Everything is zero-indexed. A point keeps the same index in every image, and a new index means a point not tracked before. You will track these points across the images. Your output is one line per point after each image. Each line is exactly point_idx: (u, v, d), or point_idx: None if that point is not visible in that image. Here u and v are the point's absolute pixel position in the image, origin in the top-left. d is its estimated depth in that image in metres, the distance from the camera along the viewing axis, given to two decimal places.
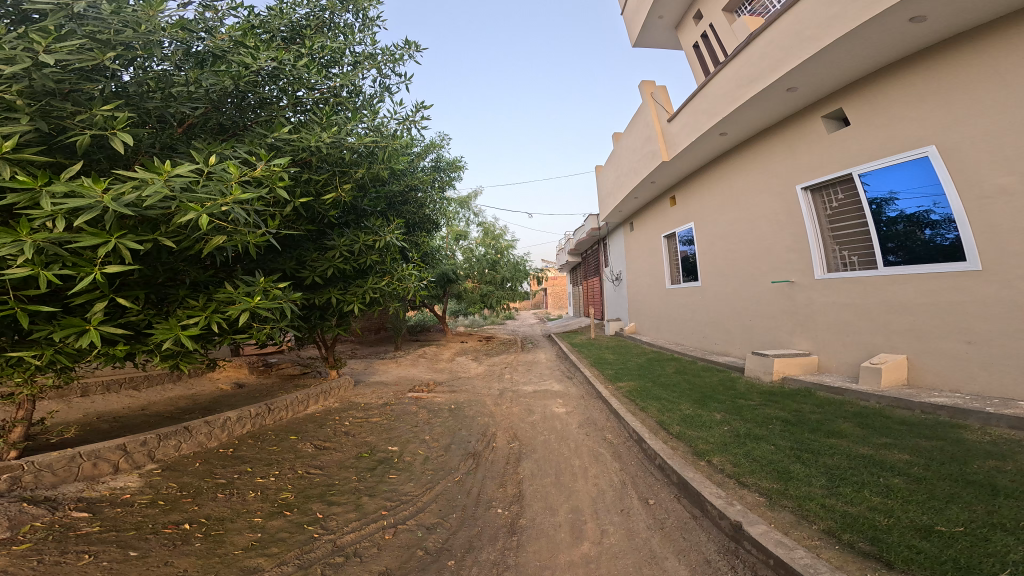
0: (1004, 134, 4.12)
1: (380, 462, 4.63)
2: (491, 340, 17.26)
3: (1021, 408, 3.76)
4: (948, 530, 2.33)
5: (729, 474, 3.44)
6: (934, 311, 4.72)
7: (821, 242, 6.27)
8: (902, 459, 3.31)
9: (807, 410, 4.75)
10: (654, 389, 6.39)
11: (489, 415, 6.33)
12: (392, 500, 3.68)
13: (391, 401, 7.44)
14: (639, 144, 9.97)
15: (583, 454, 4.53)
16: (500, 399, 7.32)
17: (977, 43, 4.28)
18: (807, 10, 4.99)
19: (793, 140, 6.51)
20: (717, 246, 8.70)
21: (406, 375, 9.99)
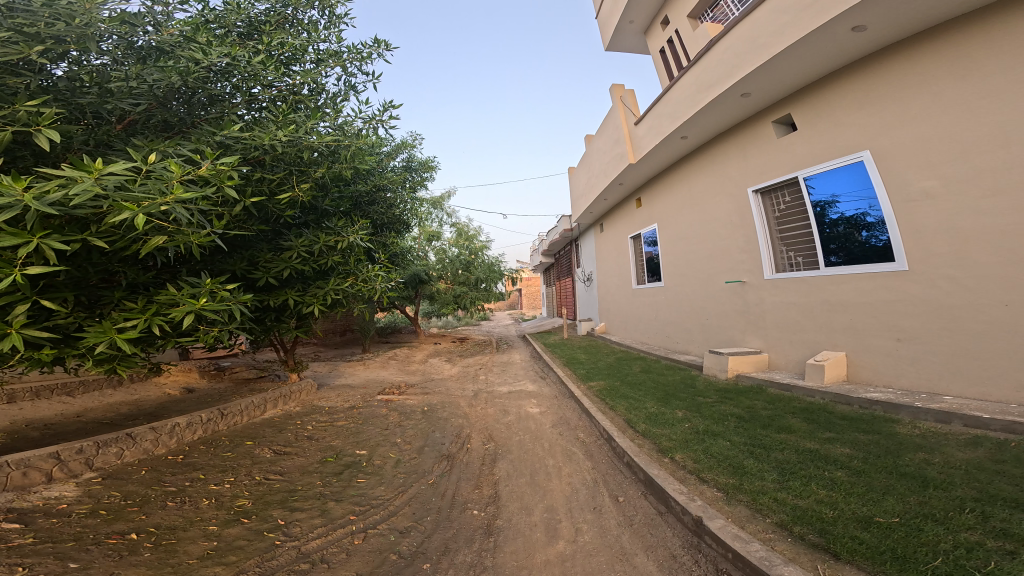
0: (927, 140, 4.48)
1: (347, 466, 4.52)
2: (464, 341, 17.19)
3: (944, 402, 4.11)
4: (886, 522, 2.52)
5: (690, 471, 3.58)
6: (871, 311, 5.09)
7: (771, 243, 6.64)
8: (844, 453, 3.56)
9: (759, 406, 5.01)
10: (622, 387, 6.58)
11: (463, 416, 6.31)
12: (360, 505, 3.60)
13: (358, 404, 7.27)
14: (608, 146, 10.19)
15: (556, 454, 4.60)
16: (475, 400, 7.31)
17: (908, 53, 4.59)
18: (762, 18, 5.23)
19: (746, 142, 6.84)
20: (678, 249, 8.99)
21: (375, 378, 9.79)
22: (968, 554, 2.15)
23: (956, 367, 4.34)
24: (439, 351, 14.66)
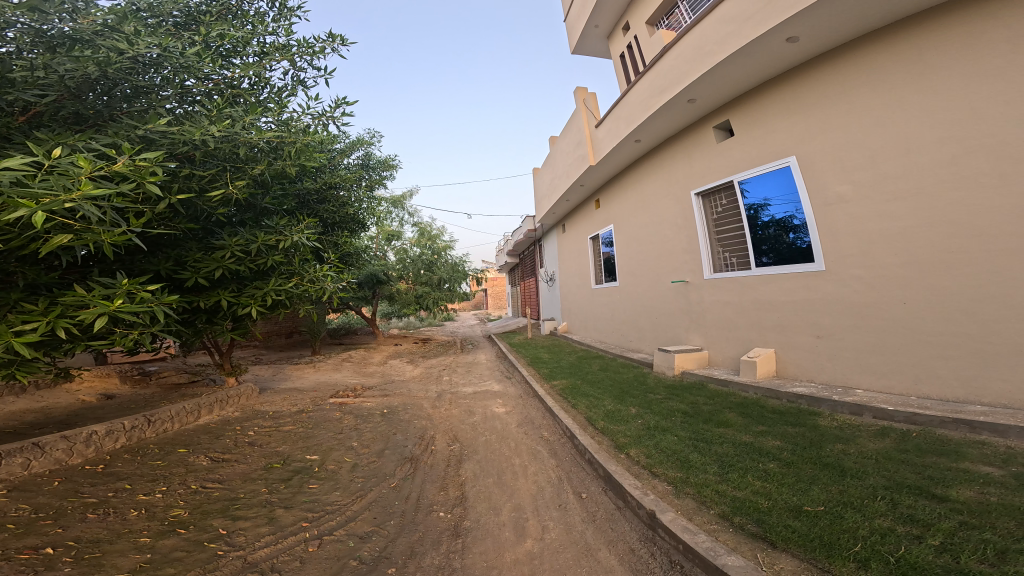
0: (843, 148, 4.93)
1: (296, 472, 4.32)
2: (427, 341, 16.89)
3: (856, 396, 4.55)
4: (813, 510, 2.76)
5: (643, 466, 3.73)
6: (795, 309, 5.53)
7: (710, 244, 7.02)
8: (775, 445, 3.86)
9: (703, 402, 5.30)
10: (584, 385, 6.75)
11: (426, 418, 6.21)
12: (313, 511, 3.46)
13: (307, 408, 6.96)
14: (571, 149, 10.38)
15: (521, 453, 4.64)
16: (438, 401, 7.20)
17: (833, 67, 4.98)
18: (708, 28, 5.49)
19: (690, 147, 7.21)
20: (633, 249, 9.29)
21: (328, 381, 9.40)
22: (883, 539, 2.38)
23: (866, 362, 4.80)
24: (399, 351, 14.31)
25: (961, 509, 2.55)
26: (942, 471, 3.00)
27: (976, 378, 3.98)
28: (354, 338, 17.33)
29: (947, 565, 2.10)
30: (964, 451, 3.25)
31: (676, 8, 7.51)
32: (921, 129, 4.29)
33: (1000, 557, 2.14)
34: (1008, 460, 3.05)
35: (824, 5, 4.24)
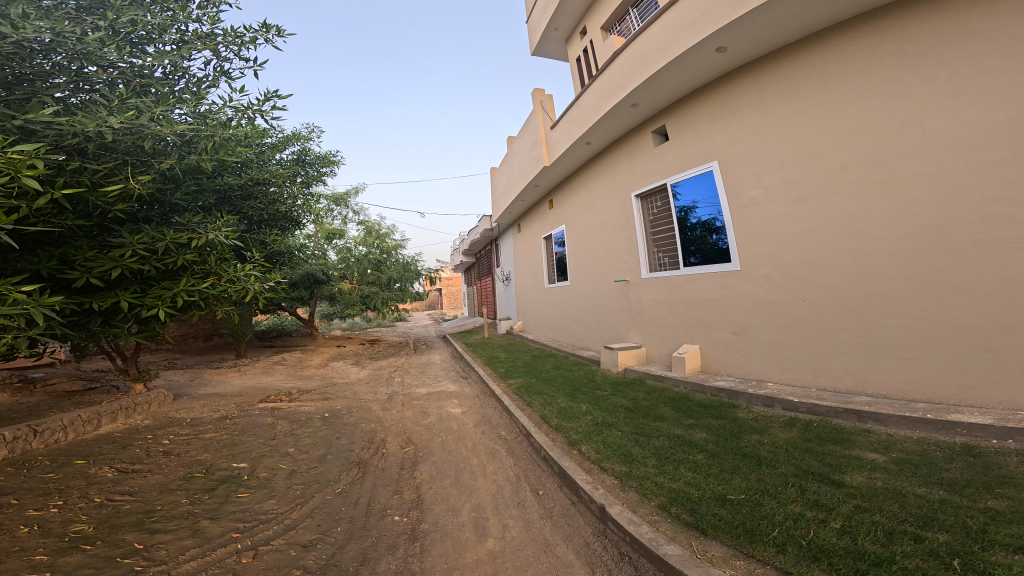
0: (759, 154, 5.38)
1: (221, 481, 3.99)
2: (376, 342, 16.30)
3: (767, 389, 4.98)
4: (736, 498, 2.97)
5: (592, 461, 3.85)
6: (717, 308, 5.96)
7: (647, 245, 7.38)
8: (702, 437, 4.13)
9: (642, 397, 5.56)
10: (538, 384, 6.83)
11: (375, 421, 5.98)
12: (246, 521, 3.21)
13: (231, 414, 6.44)
14: (528, 149, 10.46)
15: (480, 452, 4.61)
16: (389, 403, 6.96)
17: (757, 77, 5.34)
18: (649, 37, 5.71)
19: (632, 151, 7.52)
20: (582, 249, 9.55)
21: (257, 385, 8.76)
22: (795, 524, 2.60)
23: (776, 357, 5.25)
24: (342, 353, 13.68)
25: (858, 495, 2.84)
26: (842, 459, 3.34)
27: (862, 370, 4.46)
28: (295, 339, 16.37)
29: (848, 547, 2.32)
30: (859, 439, 3.65)
31: (626, 15, 7.83)
32: (818, 139, 4.77)
33: (889, 536, 2.40)
34: (890, 446, 3.46)
35: (747, 19, 4.54)
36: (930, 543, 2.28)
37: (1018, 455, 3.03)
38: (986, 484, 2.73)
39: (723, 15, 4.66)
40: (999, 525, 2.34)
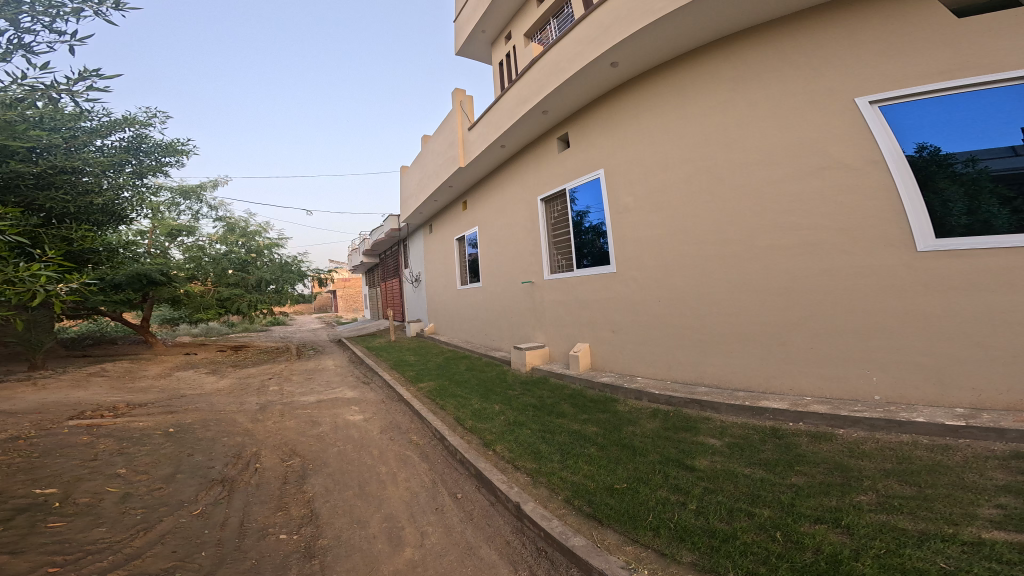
0: (630, 165, 5.82)
1: (20, 509, 2.98)
2: (245, 349, 14.16)
3: (636, 383, 5.39)
4: (621, 486, 3.07)
5: (507, 460, 3.78)
6: (599, 308, 6.36)
7: (549, 247, 7.61)
8: (593, 430, 4.29)
9: (547, 395, 5.68)
10: (451, 386, 6.58)
11: (244, 434, 5.10)
12: (72, 553, 2.46)
13: (25, 433, 4.92)
14: (443, 148, 10.21)
15: (388, 460, 4.23)
16: (262, 415, 6.00)
17: (636, 92, 5.71)
18: (558, 50, 5.81)
19: (540, 157, 7.73)
20: (492, 251, 9.57)
21: (70, 400, 6.87)
22: (664, 508, 2.74)
23: (644, 353, 5.69)
24: (194, 362, 11.45)
25: (703, 477, 3.09)
26: (690, 445, 3.62)
27: (703, 363, 5.02)
28: (136, 347, 13.37)
29: (703, 525, 2.51)
30: (702, 426, 4.03)
31: (547, 24, 8.16)
32: (673, 150, 5.28)
33: (729, 513, 2.62)
34: (724, 431, 3.86)
35: (636, 37, 4.79)
36: (759, 518, 2.54)
37: (807, 434, 3.59)
38: (789, 463, 3.14)
39: (620, 33, 4.86)
40: (802, 498, 2.70)
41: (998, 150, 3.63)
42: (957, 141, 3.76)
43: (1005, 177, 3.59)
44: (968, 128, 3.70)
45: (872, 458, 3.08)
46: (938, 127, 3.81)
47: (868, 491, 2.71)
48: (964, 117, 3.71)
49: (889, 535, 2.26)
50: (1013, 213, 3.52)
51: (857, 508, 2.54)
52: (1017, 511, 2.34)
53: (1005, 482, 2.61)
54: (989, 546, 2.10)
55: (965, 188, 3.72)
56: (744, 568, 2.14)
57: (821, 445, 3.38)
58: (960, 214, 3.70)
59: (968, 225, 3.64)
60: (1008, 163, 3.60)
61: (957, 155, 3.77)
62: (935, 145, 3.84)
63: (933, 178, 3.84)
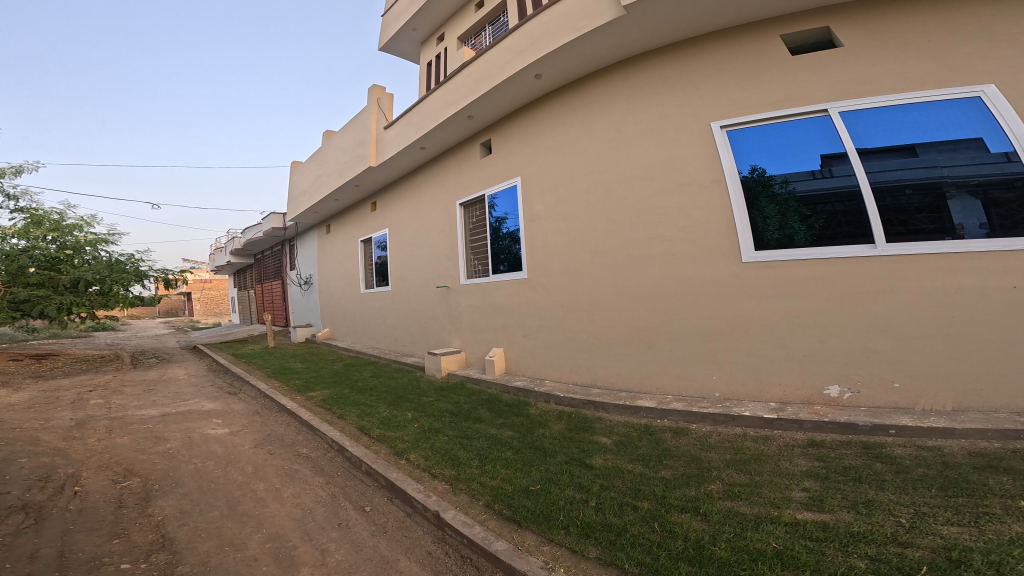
0: (542, 175, 5.77)
1: None
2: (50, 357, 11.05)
3: (547, 385, 5.41)
4: (536, 488, 3.04)
5: (424, 468, 3.46)
6: (506, 314, 6.31)
7: (466, 253, 7.25)
8: (508, 434, 4.15)
9: (463, 400, 5.36)
10: (350, 395, 5.86)
11: (55, 454, 3.89)
12: None
13: None
14: (350, 145, 9.24)
15: (268, 475, 3.60)
16: (80, 432, 4.63)
17: (556, 105, 5.60)
18: (490, 56, 5.52)
19: (461, 162, 7.27)
20: (403, 254, 8.97)
21: None
22: (572, 506, 2.77)
23: (551, 356, 5.64)
24: None
25: (599, 474, 3.21)
26: (588, 445, 3.75)
27: (595, 365, 5.15)
28: None
29: (602, 521, 2.58)
30: (596, 425, 4.20)
31: (483, 31, 8.21)
32: (577, 160, 5.37)
33: (620, 508, 2.75)
34: (612, 430, 4.07)
35: (564, 50, 4.72)
36: (641, 510, 2.69)
37: (670, 430, 3.95)
38: (659, 457, 3.42)
39: (548, 46, 4.76)
40: (670, 490, 2.93)
41: (802, 173, 4.07)
42: (773, 164, 4.20)
43: (808, 198, 4.03)
44: (779, 153, 4.17)
45: (718, 450, 3.47)
46: (759, 151, 4.26)
47: (715, 480, 3.03)
48: (777, 143, 4.18)
49: (735, 520, 2.54)
50: (809, 230, 3.99)
51: (709, 496, 2.83)
52: (817, 492, 2.77)
53: (807, 467, 3.08)
54: (802, 526, 2.44)
55: (779, 207, 4.16)
56: (636, 559, 2.23)
57: (681, 440, 3.73)
58: (773, 229, 4.14)
59: (778, 239, 4.10)
60: (810, 185, 4.04)
61: (774, 176, 4.20)
62: (756, 166, 4.26)
63: (757, 197, 4.24)
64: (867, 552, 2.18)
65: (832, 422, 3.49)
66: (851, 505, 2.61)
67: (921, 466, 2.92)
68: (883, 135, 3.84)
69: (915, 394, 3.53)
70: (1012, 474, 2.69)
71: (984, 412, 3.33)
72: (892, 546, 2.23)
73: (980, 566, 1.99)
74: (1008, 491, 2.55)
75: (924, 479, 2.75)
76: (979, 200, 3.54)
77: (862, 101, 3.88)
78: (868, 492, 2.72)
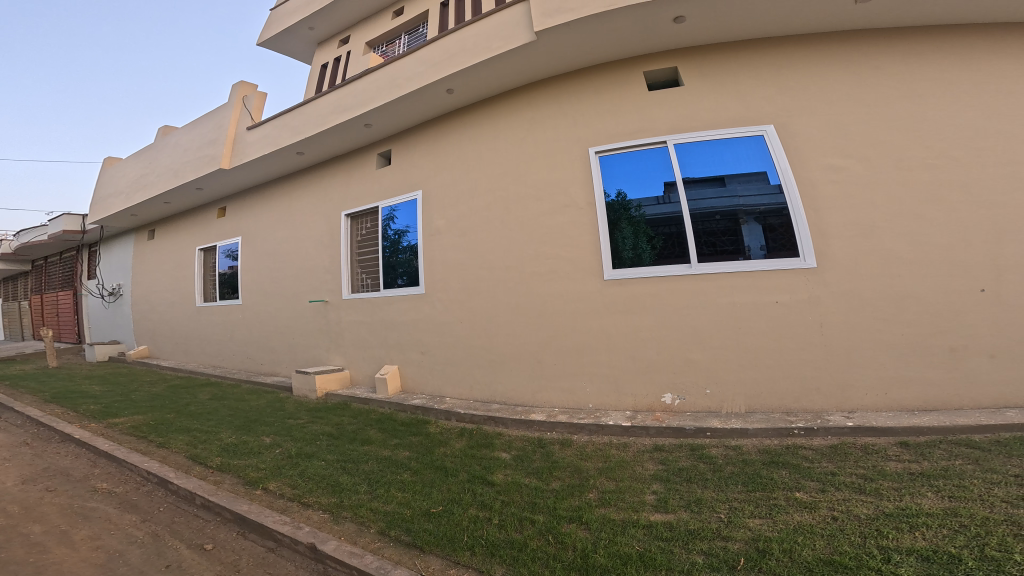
0: (444, 189, 5.84)
1: None
2: None
3: (447, 402, 5.23)
4: (439, 510, 2.82)
5: (291, 498, 3.05)
6: (398, 330, 6.05)
7: (351, 267, 6.76)
8: (405, 455, 3.82)
9: (346, 422, 4.82)
10: (178, 420, 4.99)
11: None
12: None
13: None
14: (195, 142, 7.95)
15: (53, 518, 2.95)
16: None
17: (464, 121, 5.78)
18: (399, 65, 5.52)
19: (352, 169, 6.85)
20: (263, 265, 7.89)
21: None
22: (476, 525, 2.63)
23: (451, 373, 5.55)
24: None
25: (501, 490, 3.14)
26: (490, 461, 3.66)
27: (494, 381, 5.23)
28: None
29: (505, 538, 2.50)
30: (496, 441, 4.14)
31: (397, 38, 8.15)
32: (478, 178, 5.58)
33: (520, 522, 2.70)
34: (511, 445, 4.07)
35: (478, 69, 4.98)
36: (537, 524, 2.68)
37: (557, 441, 4.13)
38: (551, 469, 3.52)
39: (462, 62, 4.97)
40: (560, 500, 3.02)
41: (650, 199, 4.76)
42: (630, 188, 4.85)
43: (653, 220, 4.71)
44: (635, 179, 4.84)
45: (592, 459, 3.74)
46: (620, 178, 4.90)
47: (592, 488, 3.23)
48: (632, 170, 4.86)
49: (609, 526, 2.70)
50: (652, 250, 4.69)
51: (589, 505, 2.98)
52: (663, 494, 3.14)
53: (654, 471, 3.51)
54: (656, 527, 2.71)
55: (634, 228, 4.79)
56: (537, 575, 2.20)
57: (566, 450, 3.93)
58: (628, 249, 4.77)
59: (631, 257, 4.75)
60: (655, 208, 4.72)
61: (631, 201, 4.83)
62: (619, 190, 4.89)
63: (619, 219, 4.85)
64: (702, 548, 2.49)
65: (669, 427, 4.11)
66: (687, 504, 3.00)
67: (730, 464, 3.56)
68: (702, 165, 4.67)
69: (720, 398, 4.43)
70: (786, 468, 3.42)
71: (766, 413, 4.28)
72: (718, 540, 2.60)
73: (777, 554, 2.39)
74: (788, 483, 3.20)
75: (732, 476, 3.34)
76: (761, 226, 4.49)
77: (688, 133, 4.71)
78: (697, 490, 3.18)
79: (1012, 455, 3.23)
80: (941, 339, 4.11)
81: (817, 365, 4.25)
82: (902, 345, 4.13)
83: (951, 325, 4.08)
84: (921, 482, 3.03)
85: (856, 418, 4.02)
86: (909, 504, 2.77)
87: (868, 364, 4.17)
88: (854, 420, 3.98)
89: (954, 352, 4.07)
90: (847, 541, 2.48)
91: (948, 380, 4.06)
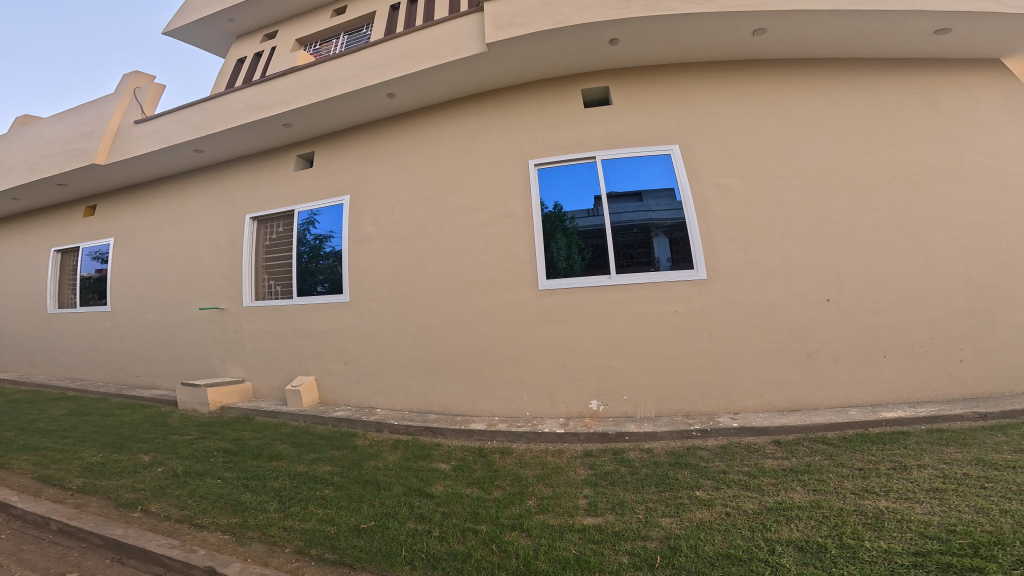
0: (376, 192, 5.69)
1: None
2: None
3: (376, 415, 4.90)
4: (369, 526, 2.62)
5: (179, 519, 2.72)
6: (316, 339, 5.60)
7: (258, 272, 6.13)
8: (327, 470, 3.48)
9: (248, 437, 4.30)
10: (21, 437, 4.26)
11: None
12: None
13: None
14: (60, 132, 6.78)
15: None
16: None
17: (404, 126, 5.78)
18: (334, 66, 5.41)
19: (268, 167, 6.34)
20: (142, 267, 6.81)
21: None
22: (416, 539, 2.48)
23: (381, 384, 5.29)
24: None
25: (441, 502, 2.98)
26: (427, 473, 3.46)
27: (430, 392, 5.10)
28: None
29: (448, 549, 2.39)
30: (435, 452, 3.97)
31: (334, 39, 7.95)
32: (414, 185, 5.56)
33: (462, 534, 2.59)
34: (450, 455, 3.91)
35: (422, 75, 5.09)
36: (481, 533, 2.58)
37: (498, 450, 4.08)
38: (492, 478, 3.44)
39: (406, 67, 5.06)
40: (501, 509, 2.95)
41: (582, 211, 5.14)
42: (566, 202, 5.20)
43: (585, 232, 5.08)
44: (569, 194, 5.22)
45: (530, 466, 3.75)
46: (556, 191, 5.24)
47: (531, 496, 3.23)
48: (567, 185, 5.24)
49: (549, 532, 2.70)
50: (584, 260, 5.03)
51: (529, 512, 2.96)
52: (592, 498, 3.25)
53: (585, 475, 3.62)
54: (587, 531, 2.77)
55: (568, 239, 5.11)
56: None
57: (507, 459, 3.89)
58: (563, 259, 5.05)
59: (565, 267, 5.03)
60: (588, 220, 5.10)
61: (566, 213, 5.17)
62: (556, 203, 5.21)
63: (555, 230, 5.14)
64: (626, 548, 2.61)
65: (595, 432, 4.32)
66: (612, 506, 3.14)
67: (644, 465, 3.82)
68: (623, 184, 5.20)
69: (634, 403, 4.79)
70: (688, 467, 3.77)
71: (670, 416, 4.72)
72: (638, 539, 2.75)
73: (686, 551, 2.59)
74: (690, 483, 3.51)
75: (647, 478, 3.59)
76: (668, 239, 5.06)
77: (611, 152, 5.25)
78: (620, 493, 3.34)
79: (854, 451, 3.91)
80: (801, 345, 4.90)
81: (711, 370, 4.83)
82: (775, 354, 4.88)
83: (811, 334, 4.91)
84: (791, 477, 3.53)
85: (740, 419, 4.61)
86: (784, 499, 3.20)
87: (749, 369, 4.85)
88: (739, 422, 4.56)
89: (808, 357, 4.88)
90: (739, 535, 2.78)
91: (807, 383, 4.85)
